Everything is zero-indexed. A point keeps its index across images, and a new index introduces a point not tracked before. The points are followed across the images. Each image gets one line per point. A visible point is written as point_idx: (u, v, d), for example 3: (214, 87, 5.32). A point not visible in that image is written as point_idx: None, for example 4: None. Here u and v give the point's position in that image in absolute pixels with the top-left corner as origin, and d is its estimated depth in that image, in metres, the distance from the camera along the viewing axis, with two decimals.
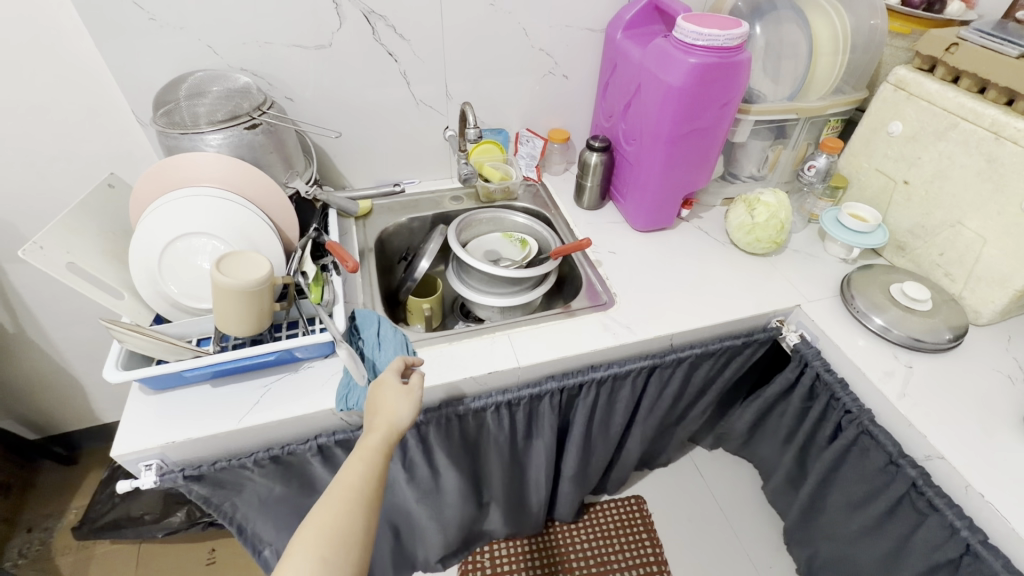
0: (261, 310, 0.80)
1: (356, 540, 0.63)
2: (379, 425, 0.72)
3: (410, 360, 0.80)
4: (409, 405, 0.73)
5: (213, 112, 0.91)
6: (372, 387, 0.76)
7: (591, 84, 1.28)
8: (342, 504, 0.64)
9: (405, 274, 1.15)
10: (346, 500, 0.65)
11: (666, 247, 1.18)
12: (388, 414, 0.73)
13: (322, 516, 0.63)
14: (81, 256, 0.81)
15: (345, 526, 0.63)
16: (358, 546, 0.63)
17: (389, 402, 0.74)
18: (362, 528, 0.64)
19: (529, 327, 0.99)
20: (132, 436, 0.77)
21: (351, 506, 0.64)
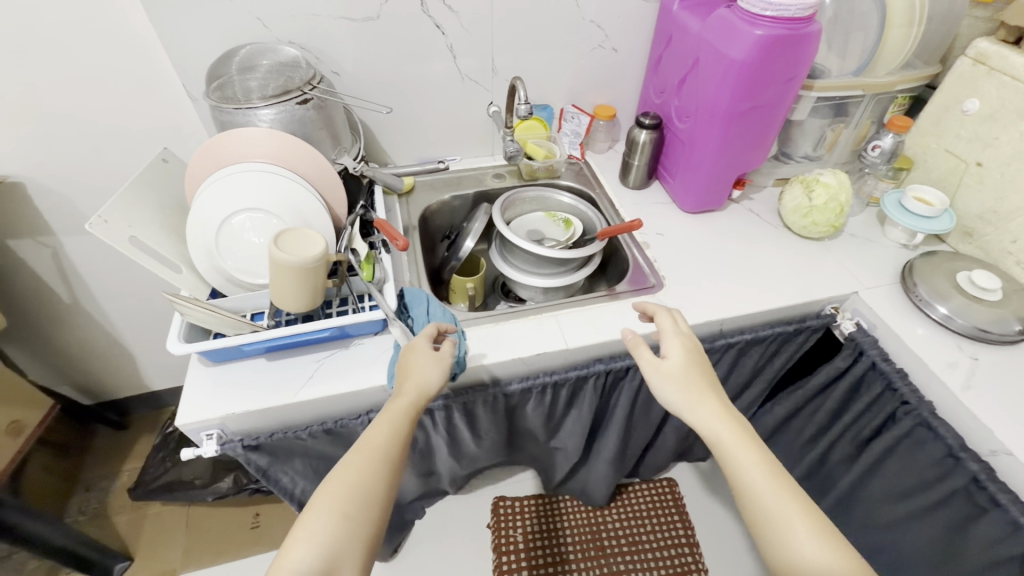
0: (316, 287, 0.80)
1: (377, 498, 0.65)
2: (408, 388, 0.73)
3: (443, 328, 0.82)
4: (438, 369, 0.74)
5: (264, 86, 0.91)
6: (405, 351, 0.78)
7: (641, 58, 1.23)
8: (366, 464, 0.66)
9: (448, 253, 1.15)
10: (369, 459, 0.66)
11: (715, 229, 1.15)
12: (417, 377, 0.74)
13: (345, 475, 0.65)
14: (142, 230, 0.83)
15: (367, 484, 0.65)
16: (379, 505, 0.65)
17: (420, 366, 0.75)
18: (383, 489, 0.66)
19: (576, 309, 0.98)
20: (193, 407, 0.79)
21: (372, 467, 0.66)
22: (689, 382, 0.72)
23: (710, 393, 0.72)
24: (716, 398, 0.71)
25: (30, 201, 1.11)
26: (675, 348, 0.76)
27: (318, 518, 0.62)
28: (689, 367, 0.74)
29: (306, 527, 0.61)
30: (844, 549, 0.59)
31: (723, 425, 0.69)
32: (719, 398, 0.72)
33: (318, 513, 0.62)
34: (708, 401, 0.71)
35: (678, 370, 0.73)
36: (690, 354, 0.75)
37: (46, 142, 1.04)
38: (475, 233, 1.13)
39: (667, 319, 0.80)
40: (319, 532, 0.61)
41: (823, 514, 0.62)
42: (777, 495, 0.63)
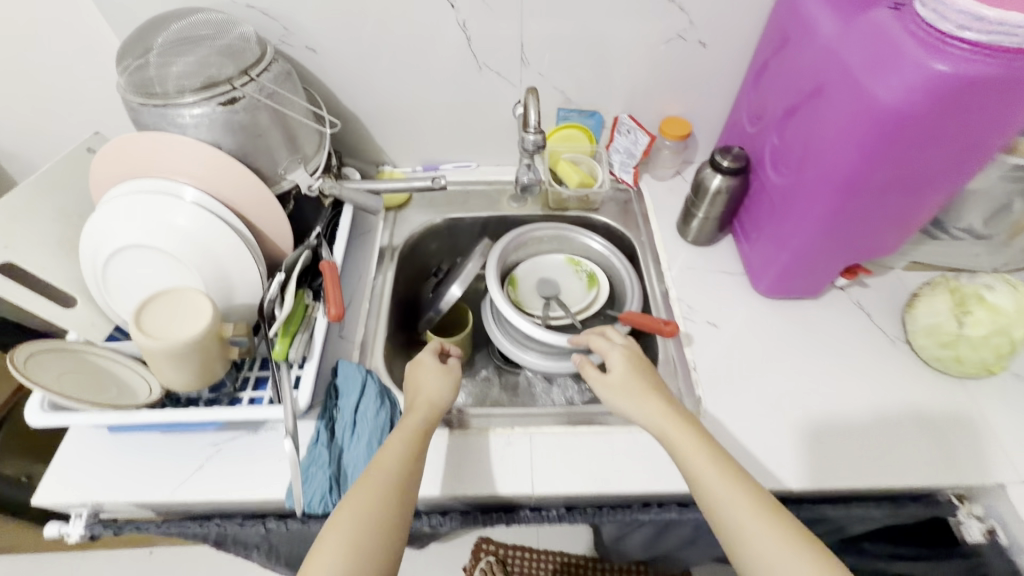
0: (210, 369, 0.61)
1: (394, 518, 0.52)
2: (420, 404, 0.63)
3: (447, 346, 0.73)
4: (450, 376, 0.66)
5: (185, 72, 0.66)
6: (411, 367, 0.68)
7: (741, 58, 0.85)
8: (375, 481, 0.54)
9: (432, 296, 0.92)
10: (380, 477, 0.54)
11: (797, 328, 0.81)
12: (428, 389, 0.65)
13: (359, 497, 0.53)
14: (24, 252, 0.66)
15: (384, 506, 0.52)
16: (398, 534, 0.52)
17: (432, 380, 0.66)
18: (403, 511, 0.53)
19: (564, 431, 0.70)
20: (52, 484, 0.63)
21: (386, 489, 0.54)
22: (634, 390, 0.64)
23: (657, 397, 0.63)
24: (664, 400, 0.63)
25: None
26: (616, 359, 0.68)
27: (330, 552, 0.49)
28: (635, 377, 0.66)
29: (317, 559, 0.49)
30: (802, 549, 0.50)
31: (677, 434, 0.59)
32: (668, 401, 0.63)
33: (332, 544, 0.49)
34: (655, 403, 0.63)
35: (621, 384, 0.66)
36: (634, 366, 0.67)
37: None
38: (463, 279, 0.85)
39: (600, 336, 0.72)
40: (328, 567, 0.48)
41: (781, 508, 0.53)
42: (727, 494, 0.54)
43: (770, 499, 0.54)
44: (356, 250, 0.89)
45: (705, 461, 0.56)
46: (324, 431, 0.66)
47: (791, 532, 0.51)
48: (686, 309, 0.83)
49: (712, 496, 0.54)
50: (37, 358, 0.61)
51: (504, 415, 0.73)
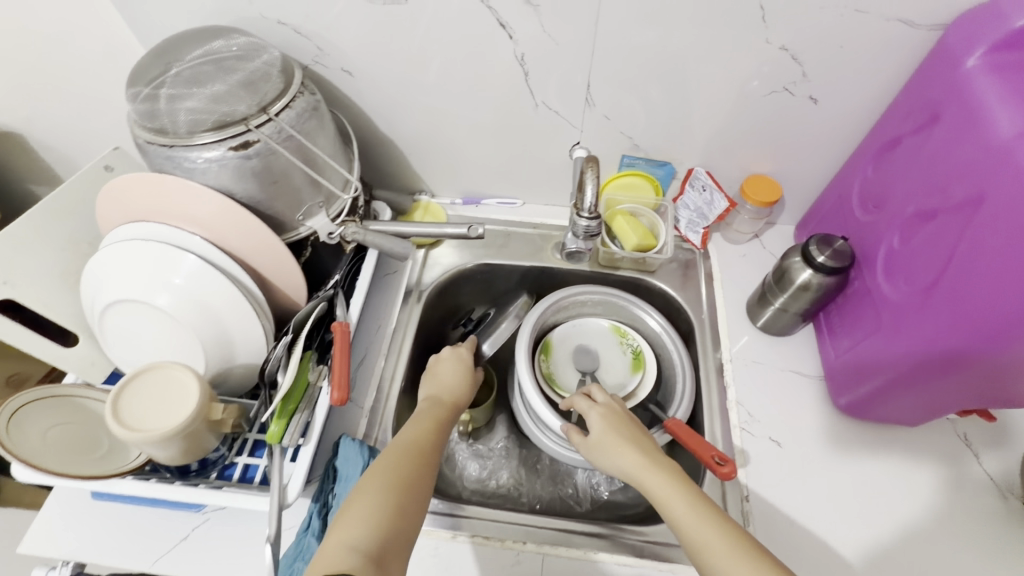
0: (199, 445, 0.56)
1: (423, 481, 0.53)
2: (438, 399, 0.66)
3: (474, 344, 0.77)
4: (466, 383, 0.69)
5: (197, 107, 0.58)
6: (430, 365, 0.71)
7: (858, 118, 0.68)
8: (400, 445, 0.56)
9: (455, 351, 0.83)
10: (408, 445, 0.56)
11: (884, 462, 0.66)
12: (440, 382, 0.68)
13: (392, 460, 0.54)
14: (24, 285, 0.62)
15: (415, 469, 0.54)
16: (425, 498, 0.53)
17: (449, 375, 0.69)
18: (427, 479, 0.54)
19: (584, 558, 0.61)
20: (37, 533, 0.60)
21: (414, 453, 0.55)
22: (613, 439, 0.59)
23: (642, 444, 0.58)
24: (641, 445, 0.58)
25: (29, 152, 0.96)
26: (593, 413, 0.62)
27: (367, 502, 0.49)
28: (614, 430, 0.60)
29: (355, 510, 0.48)
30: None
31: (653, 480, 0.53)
32: (644, 444, 0.58)
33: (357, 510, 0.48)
34: (631, 444, 0.58)
35: (599, 441, 0.60)
36: (614, 422, 0.61)
37: (21, 95, 0.84)
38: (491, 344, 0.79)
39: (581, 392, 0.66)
40: (367, 515, 0.48)
41: (755, 543, 0.47)
42: (708, 534, 0.48)
43: (746, 534, 0.48)
44: (379, 294, 0.81)
45: (681, 494, 0.51)
46: (315, 518, 0.59)
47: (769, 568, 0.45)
48: (746, 416, 0.70)
49: (691, 533, 0.49)
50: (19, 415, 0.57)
51: (519, 523, 0.64)
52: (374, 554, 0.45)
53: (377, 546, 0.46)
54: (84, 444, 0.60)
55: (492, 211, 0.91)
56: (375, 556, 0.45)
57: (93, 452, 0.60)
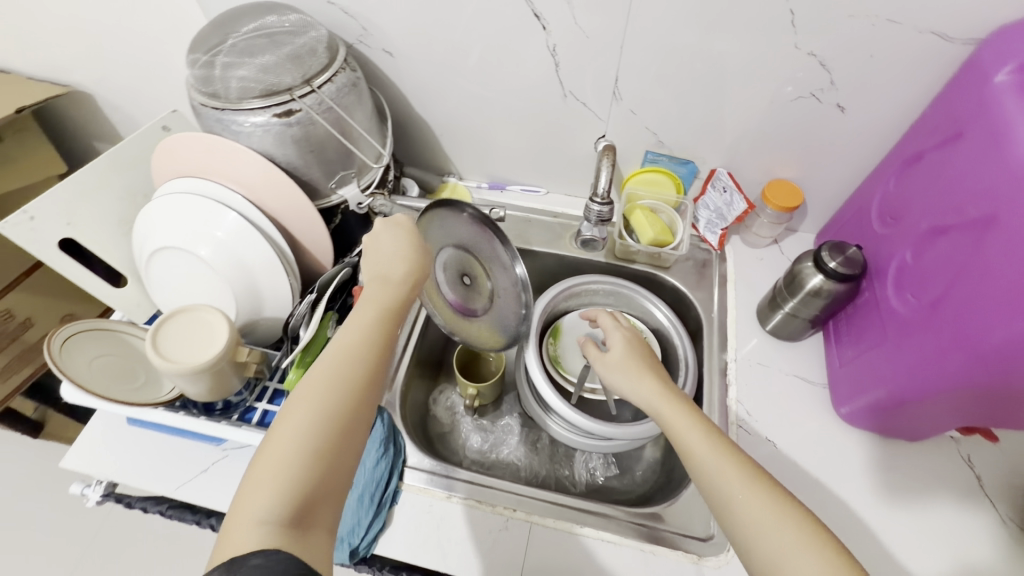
0: (224, 385, 0.61)
1: (353, 414, 0.43)
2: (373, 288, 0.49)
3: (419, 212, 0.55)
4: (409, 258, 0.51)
5: (249, 76, 0.63)
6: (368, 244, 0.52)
7: (886, 130, 0.68)
8: (319, 372, 0.43)
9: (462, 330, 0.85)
10: (332, 365, 0.44)
11: (881, 473, 0.66)
12: (382, 263, 0.51)
13: (312, 389, 0.42)
14: (85, 227, 0.69)
15: (340, 401, 0.42)
16: (359, 430, 0.43)
17: (384, 264, 0.50)
18: (355, 414, 0.43)
19: (568, 530, 0.64)
20: (78, 452, 0.67)
21: (334, 384, 0.43)
22: (634, 368, 0.57)
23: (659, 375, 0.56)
24: (660, 376, 0.56)
25: (100, 113, 1.05)
26: (617, 336, 0.61)
27: (279, 453, 0.40)
28: (635, 357, 0.59)
29: (265, 464, 0.39)
30: (796, 529, 0.42)
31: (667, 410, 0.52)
32: (663, 377, 0.56)
33: (262, 478, 0.39)
34: (652, 375, 0.56)
35: (619, 362, 0.58)
36: (635, 346, 0.60)
37: (96, 60, 0.92)
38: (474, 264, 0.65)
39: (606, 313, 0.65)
40: (278, 468, 0.39)
41: (771, 478, 0.46)
42: (723, 469, 0.46)
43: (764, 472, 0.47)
44: None
45: (702, 438, 0.49)
46: None
47: (781, 508, 0.44)
48: (743, 414, 0.71)
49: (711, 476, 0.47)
50: (68, 343, 0.63)
51: (511, 493, 0.67)
52: (293, 518, 0.38)
53: (292, 508, 0.38)
54: (119, 373, 0.66)
55: (516, 197, 0.94)
56: (292, 522, 0.38)
57: (130, 386, 0.66)
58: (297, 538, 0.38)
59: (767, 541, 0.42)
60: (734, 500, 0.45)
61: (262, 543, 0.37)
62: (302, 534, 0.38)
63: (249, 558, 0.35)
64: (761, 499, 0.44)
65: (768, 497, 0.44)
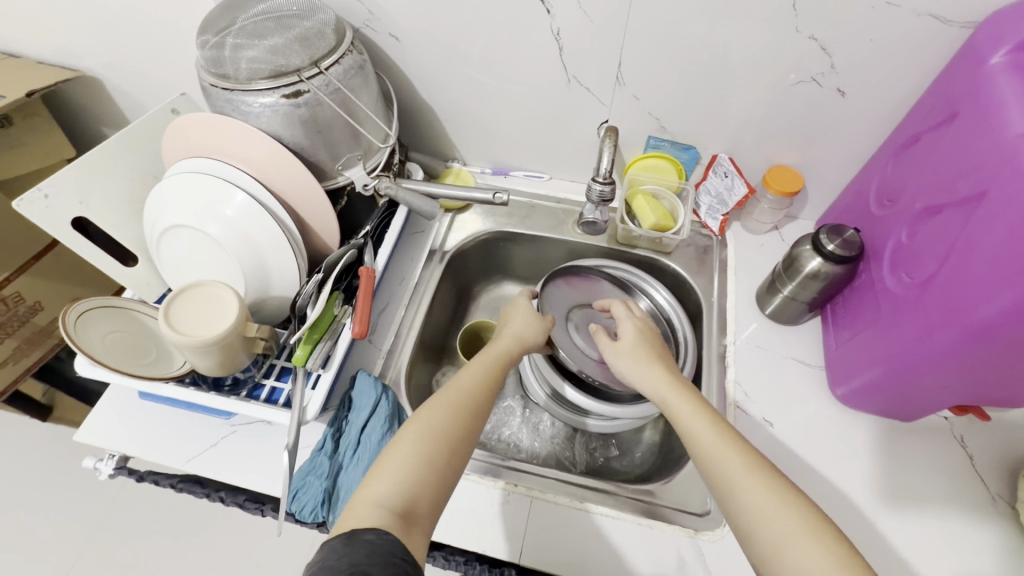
0: (233, 359, 0.62)
1: (456, 438, 0.52)
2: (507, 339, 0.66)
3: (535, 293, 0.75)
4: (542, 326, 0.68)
5: (257, 57, 0.64)
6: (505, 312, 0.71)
7: (885, 115, 0.69)
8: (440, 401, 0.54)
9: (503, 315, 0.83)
10: (452, 399, 0.54)
11: (875, 452, 0.67)
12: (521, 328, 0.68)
13: (430, 413, 0.53)
14: (97, 207, 0.70)
15: (453, 427, 0.52)
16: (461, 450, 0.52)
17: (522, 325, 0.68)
18: (460, 438, 0.52)
19: (568, 504, 0.65)
20: (91, 425, 0.69)
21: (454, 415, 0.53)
22: (644, 356, 0.61)
23: (668, 366, 0.60)
24: (665, 367, 0.60)
25: (108, 97, 1.06)
26: (627, 325, 0.66)
27: (401, 458, 0.49)
28: (644, 345, 0.63)
29: (390, 463, 0.49)
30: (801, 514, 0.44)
31: (671, 394, 0.56)
32: (674, 370, 0.60)
33: (386, 472, 0.48)
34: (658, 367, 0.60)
35: (630, 351, 0.63)
36: (645, 336, 0.65)
37: (105, 44, 0.93)
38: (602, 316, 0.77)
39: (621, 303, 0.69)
40: (398, 470, 0.48)
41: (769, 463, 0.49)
42: (724, 449, 0.49)
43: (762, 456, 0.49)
44: (404, 250, 0.87)
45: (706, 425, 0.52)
46: (328, 440, 0.66)
47: (788, 496, 0.45)
48: (741, 395, 0.72)
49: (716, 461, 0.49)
50: (81, 318, 0.65)
51: (512, 468, 0.69)
52: (399, 512, 0.45)
53: (401, 503, 0.46)
54: (130, 348, 0.68)
55: (519, 182, 0.95)
56: (398, 515, 0.45)
57: (142, 360, 0.68)
58: (401, 529, 0.45)
59: (774, 524, 0.44)
60: (747, 490, 0.46)
61: (374, 524, 0.44)
62: (405, 527, 0.45)
63: (364, 533, 0.42)
64: (767, 484, 0.46)
65: (773, 487, 0.46)
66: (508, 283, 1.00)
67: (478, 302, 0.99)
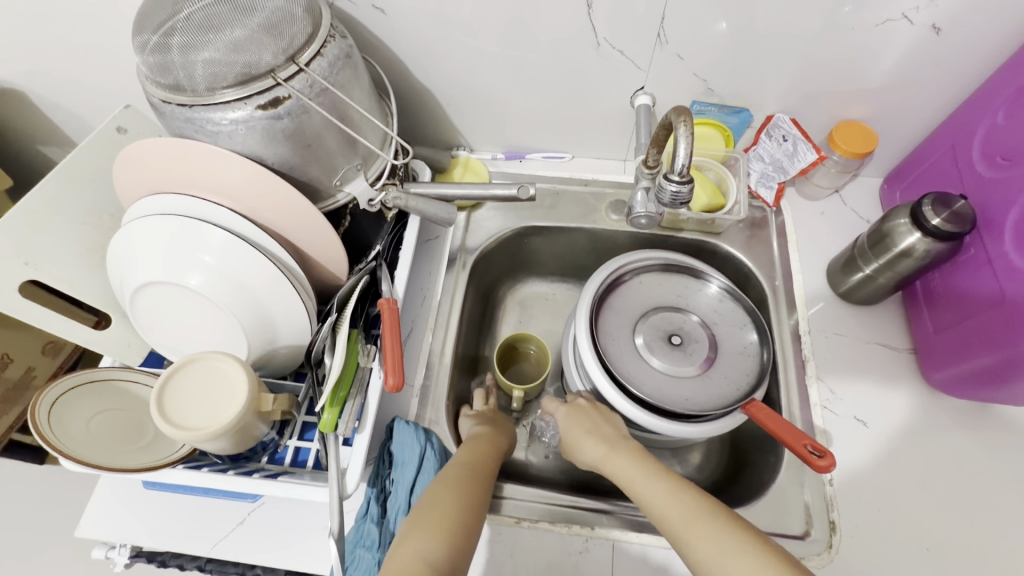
0: (250, 435, 0.52)
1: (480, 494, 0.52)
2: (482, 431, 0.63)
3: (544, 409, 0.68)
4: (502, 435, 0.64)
5: (217, 59, 0.50)
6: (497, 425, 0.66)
7: (986, 52, 0.57)
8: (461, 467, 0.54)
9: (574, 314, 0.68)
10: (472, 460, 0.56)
11: (979, 442, 0.61)
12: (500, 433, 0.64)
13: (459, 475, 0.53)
14: (48, 266, 0.57)
15: (478, 482, 0.53)
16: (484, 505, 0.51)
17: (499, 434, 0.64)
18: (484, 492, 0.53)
19: (654, 543, 0.58)
20: (92, 517, 0.59)
21: (470, 480, 0.53)
22: (580, 428, 0.60)
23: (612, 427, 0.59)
24: (603, 433, 0.59)
25: (35, 111, 0.89)
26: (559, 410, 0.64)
27: (431, 516, 0.47)
28: (582, 415, 0.61)
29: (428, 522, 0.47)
30: (742, 546, 0.43)
31: (614, 461, 0.55)
32: (614, 431, 0.58)
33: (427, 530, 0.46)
34: (597, 435, 0.59)
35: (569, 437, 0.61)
36: (577, 416, 0.61)
37: (18, 50, 0.76)
38: (674, 316, 0.69)
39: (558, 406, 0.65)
40: (438, 525, 0.46)
41: (714, 507, 0.46)
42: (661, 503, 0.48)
43: (709, 501, 0.47)
44: (420, 262, 0.75)
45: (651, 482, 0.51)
46: (373, 504, 0.57)
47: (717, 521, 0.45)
48: (827, 394, 0.64)
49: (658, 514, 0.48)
50: (54, 408, 0.54)
51: (585, 508, 0.62)
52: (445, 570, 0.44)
53: (449, 564, 0.44)
54: (122, 431, 0.57)
55: (538, 165, 0.83)
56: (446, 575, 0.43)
57: (137, 444, 0.57)
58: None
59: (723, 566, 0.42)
60: (675, 531, 0.46)
61: None
62: None
63: None
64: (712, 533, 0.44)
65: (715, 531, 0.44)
66: (533, 279, 0.89)
67: (504, 305, 0.88)
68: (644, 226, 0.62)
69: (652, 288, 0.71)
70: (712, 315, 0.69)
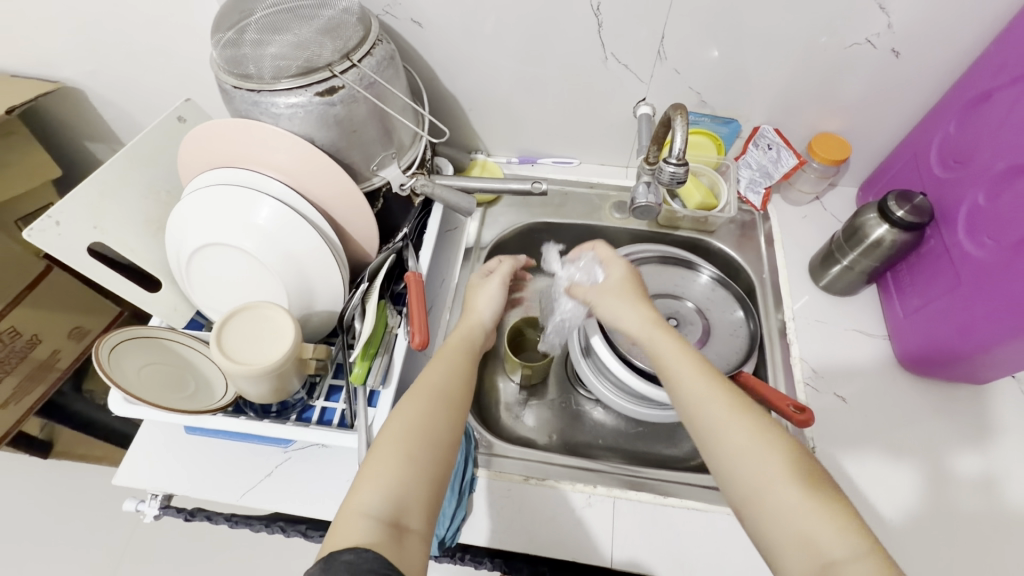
0: (285, 386, 0.58)
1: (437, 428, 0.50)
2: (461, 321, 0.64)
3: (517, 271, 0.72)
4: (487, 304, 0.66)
5: (283, 53, 0.58)
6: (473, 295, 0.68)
7: (939, 73, 0.67)
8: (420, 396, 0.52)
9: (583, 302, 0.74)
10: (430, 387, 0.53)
11: (951, 417, 0.66)
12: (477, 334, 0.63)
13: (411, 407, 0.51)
14: (112, 230, 0.64)
15: (432, 410, 0.51)
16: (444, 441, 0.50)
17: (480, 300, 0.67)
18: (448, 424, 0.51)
19: (651, 501, 0.63)
20: (131, 464, 0.64)
21: (430, 407, 0.51)
22: (624, 295, 0.61)
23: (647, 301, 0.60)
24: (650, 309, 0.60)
25: (93, 108, 0.97)
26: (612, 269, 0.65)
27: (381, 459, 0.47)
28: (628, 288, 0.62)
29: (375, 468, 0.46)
30: (772, 441, 0.45)
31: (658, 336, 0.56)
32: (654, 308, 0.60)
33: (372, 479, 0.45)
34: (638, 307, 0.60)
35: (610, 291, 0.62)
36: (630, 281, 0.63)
37: (91, 52, 0.85)
38: (671, 302, 0.76)
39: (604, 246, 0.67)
40: (386, 467, 0.46)
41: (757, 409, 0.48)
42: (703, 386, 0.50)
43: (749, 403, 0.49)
44: (440, 250, 0.82)
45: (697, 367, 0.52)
46: None
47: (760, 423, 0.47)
48: (810, 372, 0.70)
49: (698, 398, 0.49)
50: (115, 353, 0.60)
51: (588, 469, 0.67)
52: (389, 517, 0.44)
53: (399, 506, 0.45)
54: (169, 381, 0.63)
55: (548, 169, 0.91)
56: (394, 517, 0.44)
57: (183, 393, 0.63)
58: (396, 541, 0.43)
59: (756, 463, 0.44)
60: (717, 414, 0.47)
61: (366, 535, 0.42)
62: (397, 536, 0.43)
63: (342, 554, 0.40)
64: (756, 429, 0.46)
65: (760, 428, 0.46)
66: None
67: None
68: (643, 217, 0.69)
69: (651, 277, 0.78)
70: (705, 302, 0.76)
